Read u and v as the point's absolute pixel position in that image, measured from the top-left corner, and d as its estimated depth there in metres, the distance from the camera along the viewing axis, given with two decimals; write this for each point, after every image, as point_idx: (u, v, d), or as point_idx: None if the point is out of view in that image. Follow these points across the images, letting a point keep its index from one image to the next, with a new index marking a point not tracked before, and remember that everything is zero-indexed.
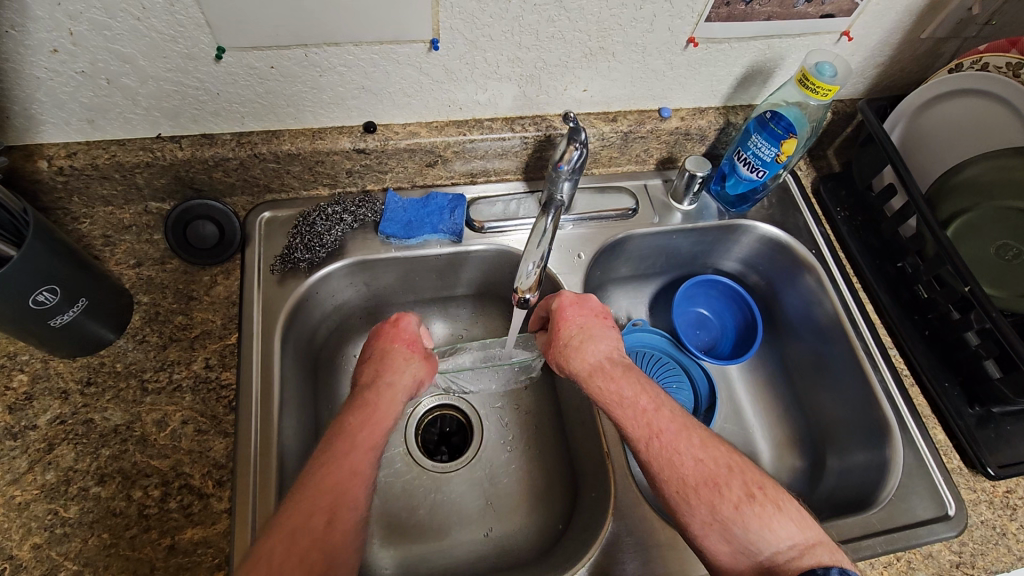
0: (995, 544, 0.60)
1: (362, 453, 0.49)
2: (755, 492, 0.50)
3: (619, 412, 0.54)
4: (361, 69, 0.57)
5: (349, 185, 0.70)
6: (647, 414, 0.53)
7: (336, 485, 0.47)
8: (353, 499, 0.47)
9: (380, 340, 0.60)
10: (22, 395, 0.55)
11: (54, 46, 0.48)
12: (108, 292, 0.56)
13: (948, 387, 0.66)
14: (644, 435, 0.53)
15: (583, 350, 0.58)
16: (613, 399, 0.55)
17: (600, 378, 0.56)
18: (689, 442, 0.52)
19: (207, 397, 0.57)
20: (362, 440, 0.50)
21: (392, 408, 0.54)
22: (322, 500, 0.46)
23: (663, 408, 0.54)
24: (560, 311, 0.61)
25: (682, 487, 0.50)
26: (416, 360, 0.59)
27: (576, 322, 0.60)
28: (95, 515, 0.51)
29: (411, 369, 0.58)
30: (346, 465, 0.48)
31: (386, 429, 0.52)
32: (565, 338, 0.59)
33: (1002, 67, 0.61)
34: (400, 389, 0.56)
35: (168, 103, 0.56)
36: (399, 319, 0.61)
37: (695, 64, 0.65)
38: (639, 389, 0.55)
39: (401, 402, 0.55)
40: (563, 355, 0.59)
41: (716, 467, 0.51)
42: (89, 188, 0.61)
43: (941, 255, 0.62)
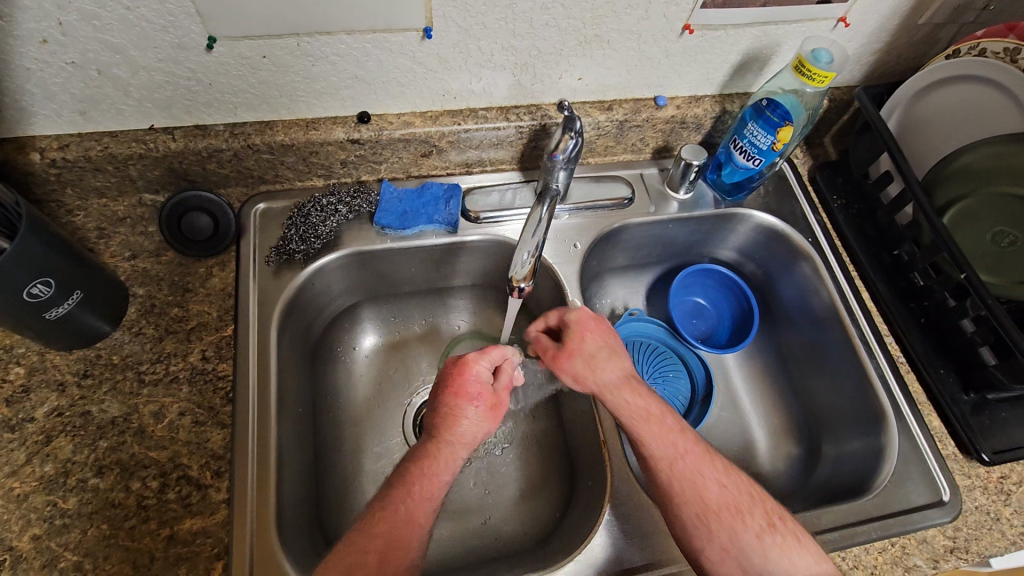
0: (989, 529, 0.60)
1: (424, 500, 0.50)
2: (776, 523, 0.52)
3: (646, 428, 0.56)
4: (353, 58, 0.57)
5: (344, 176, 0.69)
6: (674, 434, 0.55)
7: (387, 530, 0.48)
8: (406, 544, 0.48)
9: (445, 391, 0.57)
10: (20, 388, 0.55)
11: (43, 37, 0.48)
12: (105, 284, 0.56)
13: (944, 374, 0.66)
14: (670, 455, 0.54)
15: (608, 364, 0.60)
16: (641, 415, 0.57)
17: (625, 393, 0.58)
18: (713, 468, 0.54)
19: (205, 389, 0.57)
20: (418, 487, 0.51)
21: (452, 463, 0.53)
22: (374, 541, 0.47)
23: (688, 432, 0.56)
24: (584, 325, 0.62)
25: (704, 509, 0.52)
26: (480, 411, 0.56)
27: (598, 338, 0.62)
28: (94, 506, 0.51)
29: (473, 422, 0.55)
30: (401, 511, 0.49)
31: (441, 482, 0.52)
32: (589, 350, 0.61)
33: (999, 53, 0.61)
34: (463, 438, 0.55)
35: (161, 95, 0.56)
36: (466, 361, 0.58)
37: (690, 52, 0.65)
38: (665, 410, 0.58)
39: (460, 458, 0.54)
40: (589, 366, 0.61)
41: (737, 493, 0.53)
42: (82, 180, 0.61)
43: (936, 242, 0.63)
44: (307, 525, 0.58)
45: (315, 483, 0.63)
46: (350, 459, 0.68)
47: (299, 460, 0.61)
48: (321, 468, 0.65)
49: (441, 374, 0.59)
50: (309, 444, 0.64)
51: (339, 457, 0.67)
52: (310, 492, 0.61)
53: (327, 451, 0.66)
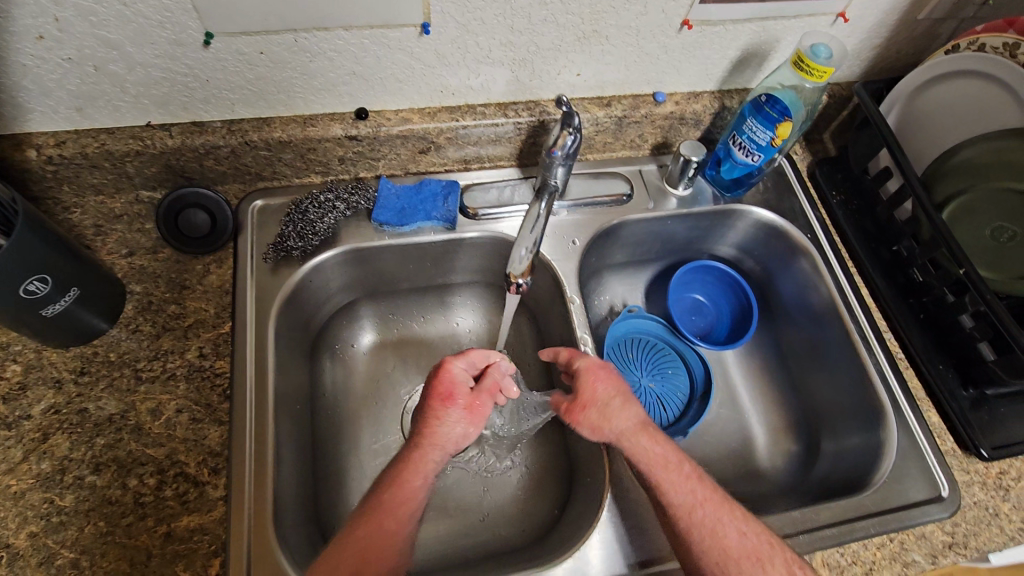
0: (988, 524, 0.60)
1: (401, 507, 0.50)
2: (797, 570, 0.50)
3: (664, 475, 0.55)
4: (351, 54, 0.57)
5: (342, 173, 0.69)
6: (691, 481, 0.54)
7: (368, 536, 0.47)
8: (388, 553, 0.48)
9: (423, 397, 0.58)
10: (16, 385, 0.55)
11: (39, 33, 0.48)
12: (101, 281, 0.56)
13: (943, 370, 0.66)
14: (689, 502, 0.53)
15: (623, 412, 0.59)
16: (658, 462, 0.55)
17: (642, 441, 0.57)
18: (732, 515, 0.53)
19: (202, 386, 0.57)
20: (393, 493, 0.50)
21: (423, 469, 0.53)
22: (355, 543, 0.47)
23: (706, 478, 0.55)
24: (596, 373, 0.60)
25: (723, 557, 0.51)
26: (457, 413, 0.56)
27: (611, 386, 0.60)
28: (91, 504, 0.51)
29: (449, 424, 0.55)
30: (380, 519, 0.49)
31: (417, 488, 0.51)
32: (603, 399, 0.59)
33: (998, 48, 0.62)
34: (437, 441, 0.54)
35: (158, 91, 0.56)
36: (443, 363, 0.58)
37: (689, 48, 0.64)
38: (681, 456, 0.56)
39: (432, 461, 0.54)
40: (603, 415, 0.59)
41: (757, 540, 0.52)
42: (79, 177, 0.60)
43: (935, 238, 0.63)
44: (305, 522, 0.58)
45: (314, 480, 0.63)
46: (349, 456, 0.68)
47: (297, 457, 0.61)
48: (319, 466, 0.65)
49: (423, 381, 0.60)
50: (308, 441, 0.64)
51: (338, 454, 0.67)
52: (309, 489, 0.61)
53: (326, 448, 0.66)
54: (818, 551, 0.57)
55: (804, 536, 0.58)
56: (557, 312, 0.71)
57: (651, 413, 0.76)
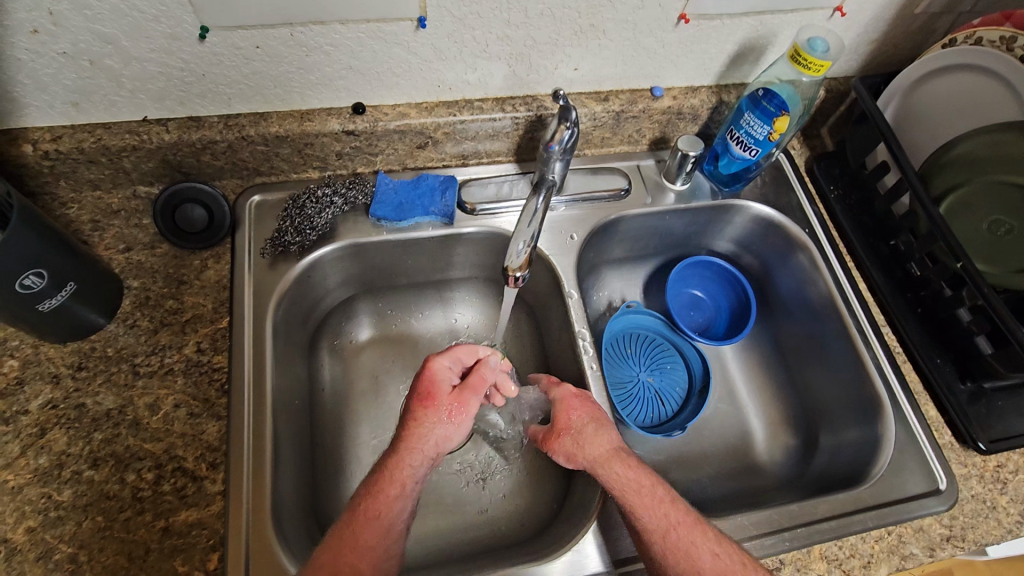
0: (986, 517, 0.60)
1: (376, 526, 0.48)
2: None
3: (635, 499, 0.51)
4: (347, 48, 0.56)
5: (339, 168, 0.69)
6: (664, 504, 0.51)
7: (332, 559, 0.46)
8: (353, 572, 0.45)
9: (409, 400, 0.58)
10: (13, 380, 0.55)
11: (34, 27, 0.48)
12: (98, 276, 0.56)
13: (940, 363, 0.66)
14: (661, 525, 0.50)
15: (597, 438, 0.55)
16: (631, 487, 0.52)
17: (615, 466, 0.53)
18: (706, 536, 0.49)
19: (200, 381, 0.57)
20: (366, 509, 0.49)
21: (400, 479, 0.51)
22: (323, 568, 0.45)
23: (680, 501, 0.52)
24: (569, 400, 0.58)
25: None
26: (443, 413, 0.56)
27: (585, 412, 0.57)
28: (89, 499, 0.51)
29: (436, 426, 0.54)
30: (350, 540, 0.47)
31: (389, 501, 0.50)
32: (576, 425, 0.56)
33: (995, 41, 0.61)
34: (425, 443, 0.53)
35: (154, 85, 0.56)
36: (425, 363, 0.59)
37: (686, 42, 0.64)
38: (655, 480, 0.53)
39: (415, 467, 0.52)
40: (577, 443, 0.56)
41: (732, 563, 0.48)
42: (76, 173, 0.60)
43: (933, 233, 0.63)
44: (305, 516, 0.58)
45: (313, 476, 0.63)
46: (348, 452, 0.68)
47: (296, 452, 0.61)
48: (318, 461, 0.65)
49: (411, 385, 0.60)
50: (307, 436, 0.64)
51: (337, 449, 0.67)
52: (308, 484, 0.61)
53: (325, 443, 0.66)
54: (816, 544, 0.57)
55: (802, 529, 0.58)
56: (555, 307, 0.71)
57: (649, 408, 0.76)
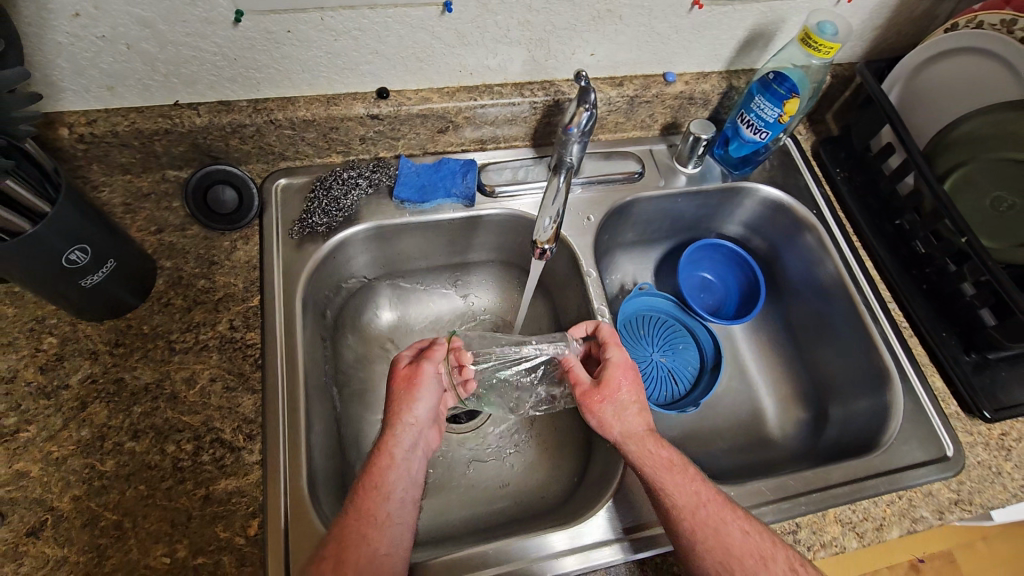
0: (992, 482, 0.63)
1: (376, 497, 0.50)
2: (800, 569, 0.49)
3: (665, 475, 0.52)
4: (374, 33, 0.58)
5: (362, 153, 0.71)
6: (695, 481, 0.52)
7: (344, 532, 0.48)
8: (359, 539, 0.48)
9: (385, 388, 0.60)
10: (53, 356, 0.56)
11: (76, 11, 0.49)
12: (135, 256, 0.57)
13: (946, 337, 0.69)
14: (692, 503, 0.51)
15: (640, 415, 0.57)
16: (662, 463, 0.53)
17: (652, 442, 0.55)
18: (734, 514, 0.51)
19: (234, 356, 0.59)
20: (369, 482, 0.51)
21: (393, 449, 0.53)
22: (329, 548, 0.47)
23: (708, 480, 0.53)
24: (620, 369, 0.60)
25: (727, 557, 0.49)
26: (407, 388, 0.57)
27: (635, 390, 0.59)
28: (131, 469, 0.53)
29: (405, 398, 0.56)
30: (357, 511, 0.49)
31: (385, 472, 0.52)
32: (625, 398, 0.58)
33: (996, 25, 0.64)
34: (402, 417, 0.55)
35: (186, 70, 0.57)
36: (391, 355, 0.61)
37: (699, 28, 0.67)
38: (684, 458, 0.54)
39: (402, 438, 0.54)
40: (617, 413, 0.57)
41: (761, 541, 0.50)
42: (108, 156, 0.62)
43: (939, 212, 0.65)
44: (337, 487, 0.60)
45: (342, 450, 0.65)
46: (373, 428, 0.70)
47: (326, 426, 0.62)
48: (346, 437, 0.66)
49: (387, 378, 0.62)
50: (334, 413, 0.65)
51: (363, 426, 0.69)
52: (337, 457, 0.63)
53: (351, 419, 0.68)
54: (831, 508, 0.59)
55: (817, 494, 0.60)
56: (573, 287, 0.73)
57: (663, 387, 0.78)
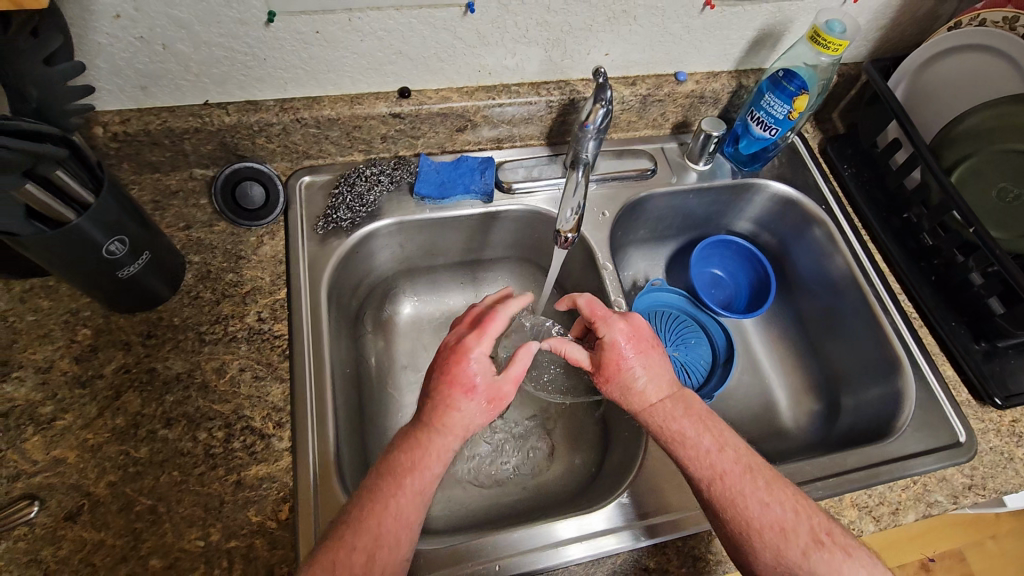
0: (1004, 467, 0.64)
1: (417, 500, 0.48)
2: (823, 539, 0.49)
3: (681, 452, 0.53)
4: (399, 33, 0.60)
5: (383, 151, 0.73)
6: (710, 454, 0.53)
7: (376, 526, 0.46)
8: (394, 540, 0.46)
9: (442, 374, 0.52)
10: (87, 347, 0.58)
11: (116, 12, 0.51)
12: (167, 250, 0.59)
13: (955, 326, 0.70)
14: (707, 476, 0.52)
15: (643, 392, 0.56)
16: (675, 437, 0.54)
17: (658, 418, 0.55)
18: (755, 486, 0.51)
19: (262, 347, 0.60)
20: (411, 483, 0.48)
21: (443, 455, 0.50)
22: (361, 539, 0.45)
23: (727, 448, 0.53)
24: (614, 348, 0.58)
25: (746, 528, 0.50)
26: (476, 401, 0.52)
27: (635, 366, 0.57)
28: (164, 455, 0.54)
29: (467, 411, 0.51)
30: (391, 506, 0.47)
31: (433, 476, 0.49)
32: (625, 380, 0.57)
33: (998, 22, 0.66)
34: (455, 426, 0.51)
35: (218, 70, 0.60)
36: (462, 350, 0.52)
37: (711, 28, 0.69)
38: (702, 428, 0.54)
39: (453, 449, 0.51)
40: (622, 396, 0.57)
41: (783, 512, 0.50)
42: (139, 154, 0.64)
43: (946, 202, 0.67)
44: (362, 475, 0.61)
45: (365, 440, 0.66)
46: (394, 420, 0.71)
47: (350, 417, 0.63)
48: (369, 427, 0.68)
49: (440, 356, 0.54)
50: (357, 405, 0.67)
51: (383, 418, 0.70)
52: (361, 448, 0.64)
53: (373, 411, 0.70)
54: (847, 493, 0.60)
55: (833, 480, 0.61)
56: (589, 281, 0.75)
57: None
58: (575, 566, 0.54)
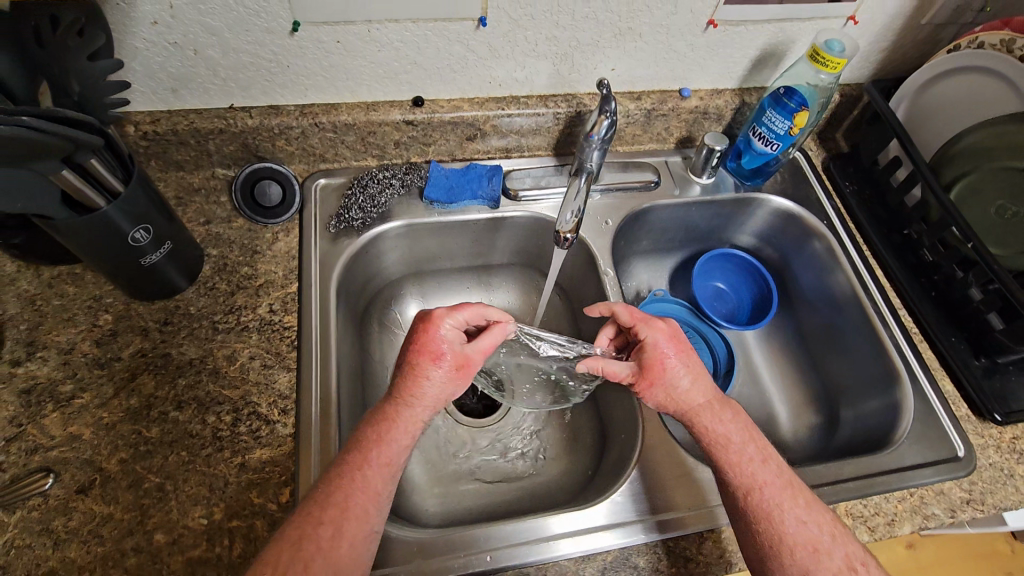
0: (1004, 483, 0.63)
1: (385, 473, 0.51)
2: (857, 567, 0.49)
3: (724, 456, 0.55)
4: (414, 45, 0.64)
5: (396, 157, 0.76)
6: (753, 464, 0.54)
7: (343, 500, 0.48)
8: (360, 513, 0.48)
9: (409, 348, 0.56)
10: (108, 331, 0.61)
11: (155, 19, 0.55)
12: (187, 242, 0.62)
13: (955, 342, 0.70)
14: (746, 486, 0.53)
15: (690, 390, 0.57)
16: (720, 441, 0.55)
17: (708, 418, 0.57)
18: (795, 503, 0.52)
19: (272, 337, 0.63)
20: (376, 457, 0.51)
21: (411, 427, 0.53)
22: (327, 513, 0.47)
23: (770, 461, 0.54)
24: (659, 349, 0.59)
25: (777, 542, 0.50)
26: (443, 370, 0.55)
27: (680, 365, 0.58)
28: (174, 436, 0.56)
29: (431, 379, 0.54)
30: (358, 479, 0.49)
31: (400, 448, 0.52)
32: (673, 378, 0.58)
33: (996, 45, 0.67)
34: (417, 395, 0.54)
35: (244, 75, 0.63)
36: (429, 319, 0.56)
37: (714, 46, 0.71)
38: (747, 437, 0.56)
39: (421, 418, 0.54)
40: (669, 396, 0.58)
41: (819, 533, 0.51)
42: (166, 153, 0.68)
43: (945, 219, 0.68)
44: None
45: None
46: None
47: (353, 409, 0.65)
48: None
49: (408, 331, 0.57)
50: (361, 398, 0.69)
51: None
52: None
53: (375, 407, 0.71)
54: (842, 502, 0.61)
55: (827, 488, 0.61)
56: (591, 287, 0.77)
57: None
58: (565, 562, 0.55)
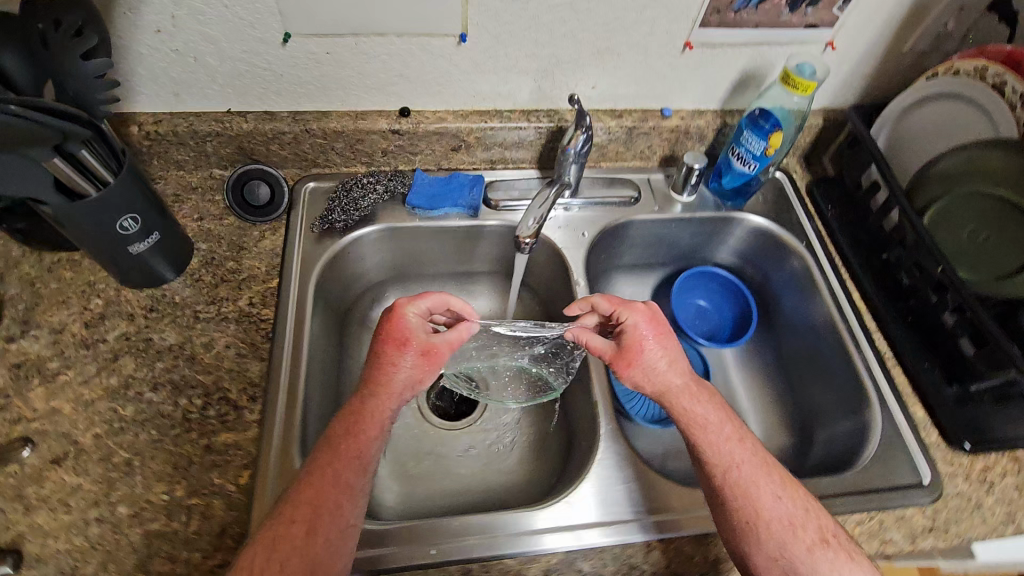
0: (970, 513, 0.62)
1: (355, 466, 0.52)
2: (830, 539, 0.50)
3: (702, 436, 0.55)
4: (400, 58, 0.68)
5: (384, 164, 0.79)
6: (731, 442, 0.55)
7: (314, 496, 0.50)
8: (333, 508, 0.50)
9: (379, 337, 0.59)
10: (97, 315, 0.65)
11: (158, 27, 0.60)
12: (176, 235, 0.66)
13: (929, 367, 0.69)
14: (723, 465, 0.53)
15: (667, 371, 0.59)
16: (698, 420, 0.56)
17: (688, 398, 0.58)
18: (769, 480, 0.53)
19: (249, 328, 0.66)
20: (348, 449, 0.53)
21: (383, 419, 0.55)
22: (299, 512, 0.49)
23: (746, 440, 0.55)
24: (637, 333, 0.60)
25: (754, 518, 0.51)
26: (409, 356, 0.58)
27: (656, 349, 0.59)
28: (147, 415, 0.59)
29: (398, 364, 0.57)
30: (328, 477, 0.51)
31: (371, 441, 0.54)
32: (650, 360, 0.59)
33: (970, 72, 0.67)
34: (389, 380, 0.57)
35: (241, 82, 0.68)
36: (395, 307, 0.60)
37: (693, 68, 0.74)
38: (723, 417, 0.57)
39: (392, 403, 0.56)
40: (647, 376, 0.59)
41: (792, 508, 0.52)
42: (167, 152, 0.72)
43: (921, 244, 0.68)
44: None
45: None
46: None
47: (322, 402, 0.68)
48: None
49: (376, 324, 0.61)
50: (332, 393, 0.71)
51: None
52: None
53: None
54: None
55: None
56: (565, 297, 0.78)
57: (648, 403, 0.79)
58: (508, 561, 0.55)
